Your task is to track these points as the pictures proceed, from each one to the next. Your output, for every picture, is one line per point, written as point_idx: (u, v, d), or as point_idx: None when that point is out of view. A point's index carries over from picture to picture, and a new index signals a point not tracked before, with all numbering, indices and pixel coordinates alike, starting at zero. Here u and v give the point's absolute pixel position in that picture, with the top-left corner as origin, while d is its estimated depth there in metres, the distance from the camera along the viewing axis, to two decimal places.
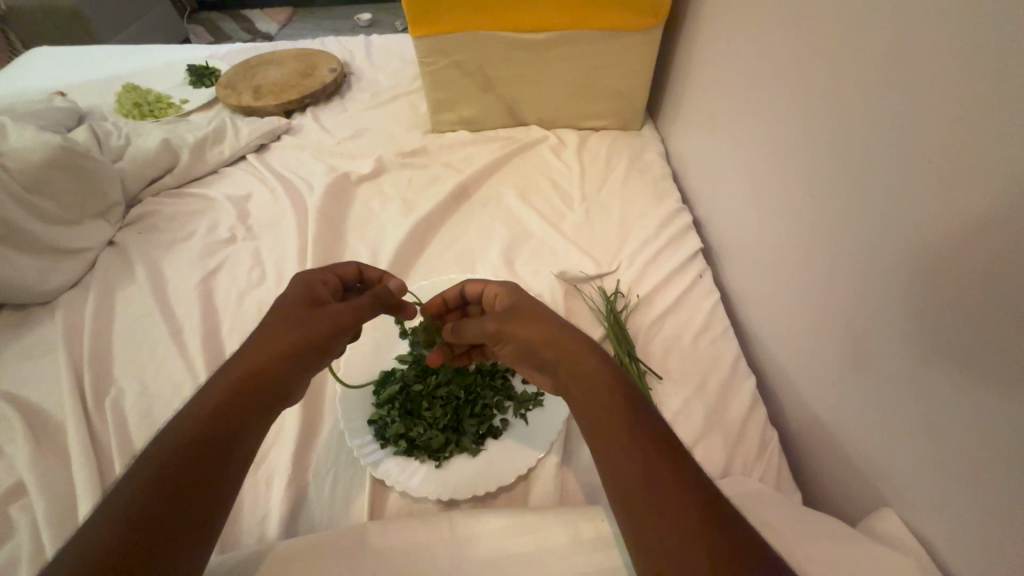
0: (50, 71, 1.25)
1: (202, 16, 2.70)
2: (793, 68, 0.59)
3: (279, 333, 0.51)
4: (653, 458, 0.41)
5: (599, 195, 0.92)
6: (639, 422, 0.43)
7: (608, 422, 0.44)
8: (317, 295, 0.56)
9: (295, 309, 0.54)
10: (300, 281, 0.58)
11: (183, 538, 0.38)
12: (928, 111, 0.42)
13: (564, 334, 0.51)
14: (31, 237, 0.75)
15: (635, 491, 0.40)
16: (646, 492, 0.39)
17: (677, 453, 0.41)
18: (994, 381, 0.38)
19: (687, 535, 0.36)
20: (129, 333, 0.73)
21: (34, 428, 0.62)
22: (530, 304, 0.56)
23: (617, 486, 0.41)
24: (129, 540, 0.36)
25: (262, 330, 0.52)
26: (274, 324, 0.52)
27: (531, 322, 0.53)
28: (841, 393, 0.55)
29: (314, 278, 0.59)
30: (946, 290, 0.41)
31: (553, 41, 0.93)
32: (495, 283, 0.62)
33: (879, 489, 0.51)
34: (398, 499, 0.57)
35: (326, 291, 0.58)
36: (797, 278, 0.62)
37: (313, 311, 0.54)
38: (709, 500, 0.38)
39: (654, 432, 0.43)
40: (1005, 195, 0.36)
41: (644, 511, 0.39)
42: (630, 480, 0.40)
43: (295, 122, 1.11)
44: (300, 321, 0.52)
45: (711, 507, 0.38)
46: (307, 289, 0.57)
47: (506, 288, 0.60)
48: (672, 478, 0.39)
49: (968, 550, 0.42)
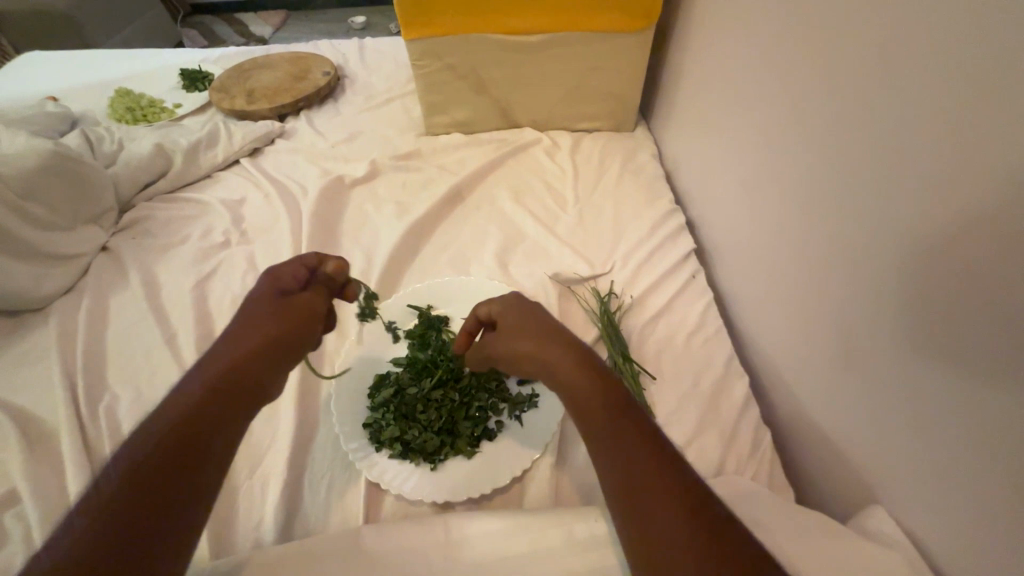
0: (40, 76, 1.24)
1: (196, 20, 2.69)
2: (785, 68, 0.60)
3: (248, 328, 0.51)
4: (651, 462, 0.41)
5: (593, 196, 0.92)
6: (640, 425, 0.44)
7: (601, 420, 0.45)
8: (283, 287, 0.56)
9: (264, 304, 0.54)
10: (267, 274, 0.57)
11: (158, 532, 0.37)
12: (921, 110, 0.42)
13: (552, 351, 0.50)
14: (24, 243, 0.75)
15: (631, 491, 0.41)
16: (641, 493, 0.40)
17: (666, 454, 0.42)
18: (987, 379, 0.38)
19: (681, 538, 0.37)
20: (124, 338, 0.73)
21: (27, 435, 0.61)
22: (520, 319, 0.56)
23: (611, 486, 0.42)
24: (103, 533, 0.36)
25: (233, 327, 0.52)
26: (243, 324, 0.52)
27: (520, 341, 0.53)
28: (834, 392, 0.55)
29: (283, 270, 0.58)
30: (939, 287, 0.42)
31: (545, 42, 0.93)
32: (497, 301, 0.60)
33: (870, 487, 0.52)
34: (393, 503, 0.57)
35: (293, 281, 0.58)
36: (789, 277, 0.62)
37: (283, 305, 0.54)
38: (703, 505, 0.39)
39: (646, 433, 0.44)
40: (993, 195, 0.37)
41: (641, 511, 0.40)
42: (623, 480, 0.41)
43: (289, 126, 1.11)
44: (270, 315, 0.53)
45: (706, 512, 0.39)
46: (274, 281, 0.56)
47: (510, 301, 0.59)
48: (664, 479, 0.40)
49: (956, 545, 0.43)
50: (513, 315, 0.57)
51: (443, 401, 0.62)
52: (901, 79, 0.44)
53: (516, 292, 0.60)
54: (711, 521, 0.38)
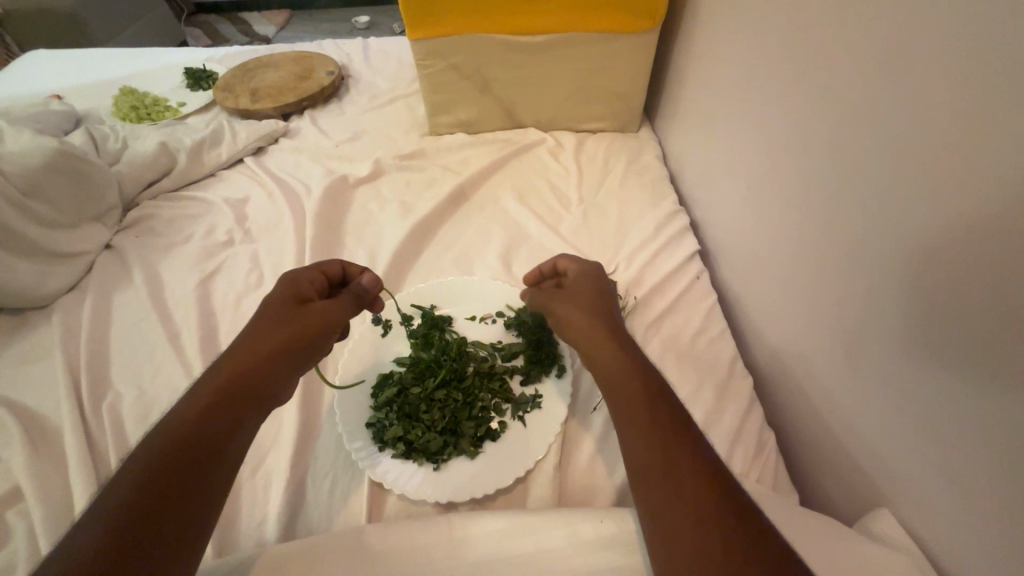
0: (45, 74, 1.25)
1: (200, 18, 2.70)
2: (790, 69, 0.60)
3: (269, 332, 0.51)
4: (673, 449, 0.42)
5: (597, 197, 0.92)
6: (662, 414, 0.45)
7: (635, 406, 0.46)
8: (302, 293, 0.57)
9: (283, 309, 0.54)
10: (285, 280, 0.58)
11: (172, 539, 0.37)
12: (928, 110, 0.42)
13: (597, 330, 0.55)
14: (29, 241, 0.75)
15: (656, 478, 0.41)
16: (667, 474, 0.41)
17: (693, 447, 0.43)
18: (993, 381, 0.38)
19: (701, 523, 0.38)
20: (127, 335, 0.73)
21: (30, 432, 0.61)
22: (592, 293, 0.60)
23: (637, 473, 0.42)
24: (116, 535, 0.35)
25: (250, 329, 0.52)
26: (263, 324, 0.52)
27: (579, 307, 0.58)
28: (840, 394, 0.55)
29: (300, 276, 0.59)
30: (945, 289, 0.41)
31: (549, 42, 0.93)
32: (584, 267, 0.65)
33: (876, 489, 0.51)
34: (396, 502, 0.57)
35: (311, 288, 0.58)
36: (794, 278, 0.62)
37: (302, 310, 0.55)
38: (723, 494, 0.39)
39: (674, 423, 0.44)
40: (1000, 197, 0.37)
41: (662, 497, 0.40)
42: (648, 464, 0.42)
43: (293, 125, 1.11)
44: (290, 320, 0.53)
45: (725, 501, 0.39)
46: (292, 287, 0.57)
47: (590, 274, 0.63)
48: (689, 468, 0.41)
49: (964, 549, 0.42)
50: (581, 283, 0.62)
51: (446, 401, 0.61)
52: (907, 79, 0.44)
53: (599, 270, 0.65)
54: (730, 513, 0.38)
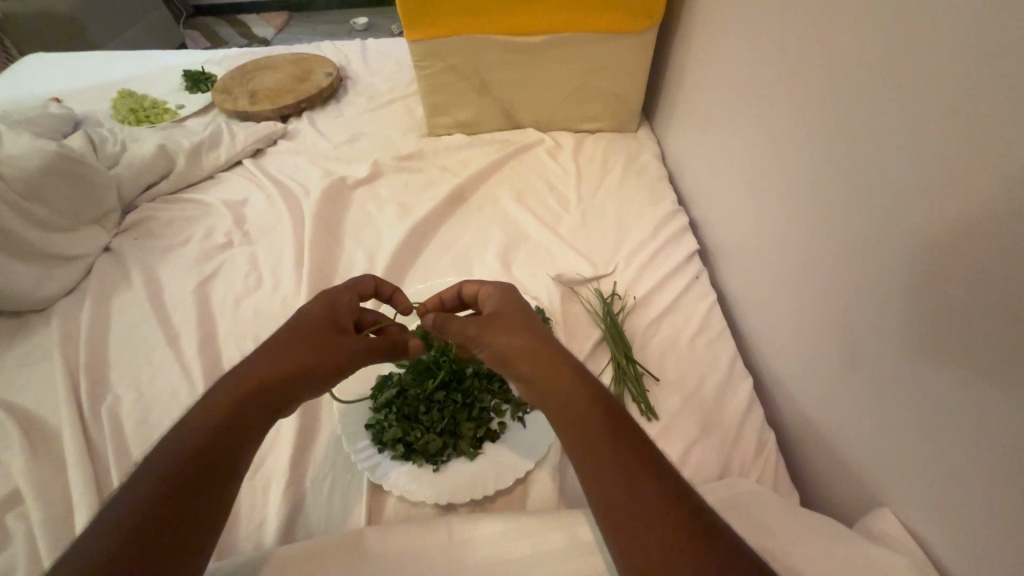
0: (43, 78, 1.24)
1: (198, 21, 2.69)
2: (788, 67, 0.60)
3: (291, 353, 0.48)
4: (634, 473, 0.40)
5: (596, 197, 0.92)
6: (623, 436, 0.42)
7: (594, 433, 0.43)
8: (337, 320, 0.54)
9: (313, 331, 0.51)
10: (323, 300, 0.56)
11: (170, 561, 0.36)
12: (929, 108, 0.42)
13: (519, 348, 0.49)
14: (28, 245, 0.74)
15: (622, 509, 0.39)
16: (629, 499, 0.39)
17: (657, 464, 0.41)
18: (996, 381, 0.38)
19: (670, 547, 0.36)
20: (126, 338, 0.73)
21: (29, 436, 0.61)
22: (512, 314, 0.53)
23: (603, 492, 0.40)
24: (113, 556, 0.34)
25: (278, 340, 0.50)
26: (285, 340, 0.50)
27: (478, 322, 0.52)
28: (839, 393, 0.55)
29: (339, 301, 0.57)
30: (945, 289, 0.41)
31: (546, 44, 0.93)
32: (490, 285, 0.59)
33: (875, 488, 0.51)
34: (396, 504, 0.57)
35: (347, 315, 0.56)
36: (794, 277, 0.62)
37: (334, 337, 0.52)
38: (694, 512, 0.38)
39: (632, 445, 0.42)
40: (1002, 196, 0.36)
41: (633, 533, 0.37)
42: (615, 494, 0.39)
43: (291, 127, 1.11)
44: (316, 345, 0.50)
45: (695, 519, 0.37)
46: (329, 311, 0.55)
47: (502, 293, 0.57)
48: (657, 493, 0.39)
49: (965, 549, 0.42)
50: (501, 304, 0.55)
51: (446, 402, 0.61)
52: (908, 78, 0.43)
53: (510, 290, 0.58)
54: (709, 538, 0.36)
